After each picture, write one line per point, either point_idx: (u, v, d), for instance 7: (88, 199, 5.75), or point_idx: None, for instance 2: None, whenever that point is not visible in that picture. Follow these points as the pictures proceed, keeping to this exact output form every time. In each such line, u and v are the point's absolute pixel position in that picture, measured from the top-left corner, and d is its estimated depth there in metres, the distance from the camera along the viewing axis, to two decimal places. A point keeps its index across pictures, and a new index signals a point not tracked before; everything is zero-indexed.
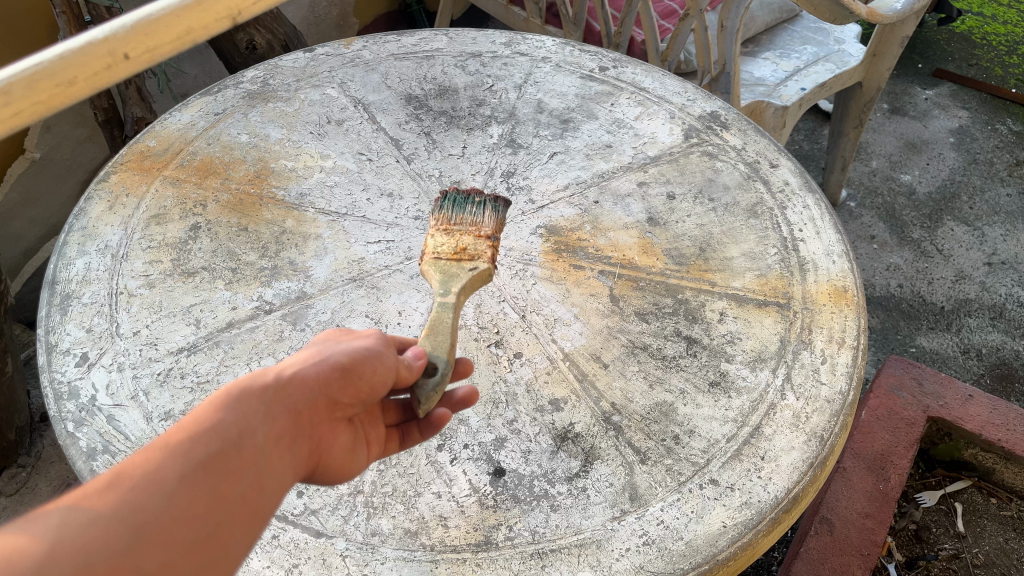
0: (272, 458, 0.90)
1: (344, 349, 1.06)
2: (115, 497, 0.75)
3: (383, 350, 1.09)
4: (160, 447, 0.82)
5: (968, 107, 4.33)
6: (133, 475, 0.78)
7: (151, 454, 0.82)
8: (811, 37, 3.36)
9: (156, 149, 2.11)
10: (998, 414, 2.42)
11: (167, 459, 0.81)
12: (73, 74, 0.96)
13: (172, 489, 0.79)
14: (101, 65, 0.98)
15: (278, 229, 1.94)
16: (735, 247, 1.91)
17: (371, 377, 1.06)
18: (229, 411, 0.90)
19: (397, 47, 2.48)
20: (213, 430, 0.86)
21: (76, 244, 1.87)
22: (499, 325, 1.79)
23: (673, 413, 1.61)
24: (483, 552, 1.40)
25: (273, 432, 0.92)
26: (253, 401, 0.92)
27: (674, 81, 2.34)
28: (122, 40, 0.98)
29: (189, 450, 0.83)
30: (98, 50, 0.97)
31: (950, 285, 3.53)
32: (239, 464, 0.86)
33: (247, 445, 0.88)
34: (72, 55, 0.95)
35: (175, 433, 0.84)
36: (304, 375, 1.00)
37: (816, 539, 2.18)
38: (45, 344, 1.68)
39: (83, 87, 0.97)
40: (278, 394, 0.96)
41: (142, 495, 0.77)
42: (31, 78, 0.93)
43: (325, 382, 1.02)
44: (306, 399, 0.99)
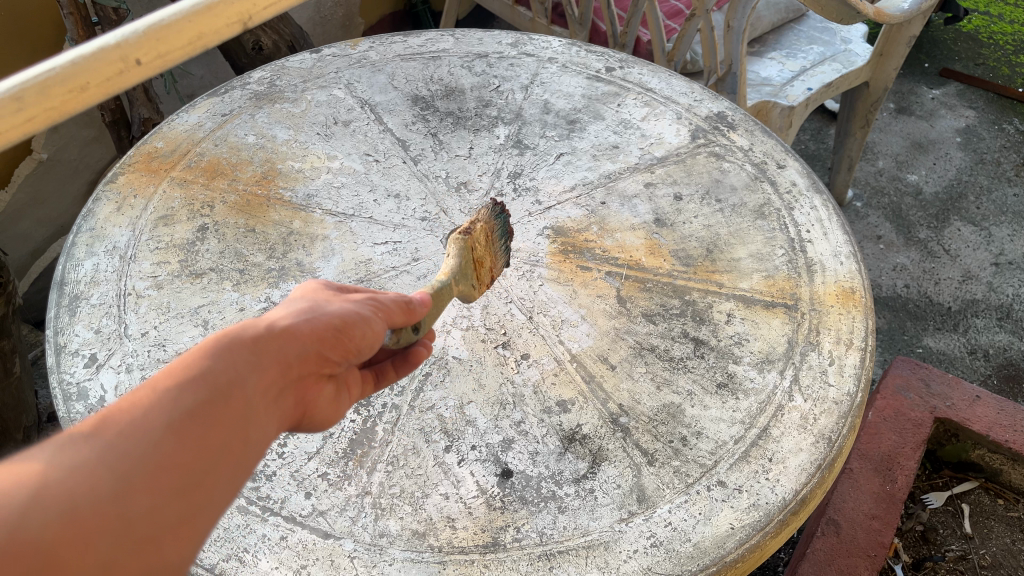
0: (260, 411, 0.89)
1: (336, 307, 1.04)
2: (98, 445, 0.75)
3: (369, 314, 1.08)
4: (148, 393, 0.81)
5: (975, 107, 4.31)
6: (117, 422, 0.78)
7: (137, 401, 0.80)
8: (817, 36, 3.36)
9: (164, 149, 2.11)
10: (1006, 415, 2.42)
11: (153, 406, 0.80)
12: (86, 79, 0.94)
13: (157, 438, 0.78)
14: (113, 71, 0.96)
15: (285, 230, 1.95)
16: (743, 248, 1.91)
17: (362, 337, 1.05)
18: (220, 359, 0.88)
19: (403, 47, 2.48)
20: (203, 379, 0.85)
21: (84, 245, 1.87)
22: (506, 326, 1.79)
23: (680, 414, 1.61)
24: (491, 554, 1.40)
25: (263, 385, 0.91)
26: (245, 352, 0.90)
27: (680, 82, 2.34)
28: (135, 46, 0.96)
29: (176, 399, 0.81)
30: (111, 56, 0.95)
31: (957, 286, 3.52)
32: (226, 414, 0.84)
33: (236, 396, 0.86)
34: (85, 62, 0.93)
35: (164, 379, 0.83)
36: (298, 327, 0.98)
37: (823, 541, 2.18)
38: (54, 345, 1.69)
39: (95, 94, 0.95)
40: (271, 346, 0.94)
41: (126, 442, 0.76)
42: (43, 83, 0.92)
43: (319, 336, 0.99)
44: (300, 352, 0.97)
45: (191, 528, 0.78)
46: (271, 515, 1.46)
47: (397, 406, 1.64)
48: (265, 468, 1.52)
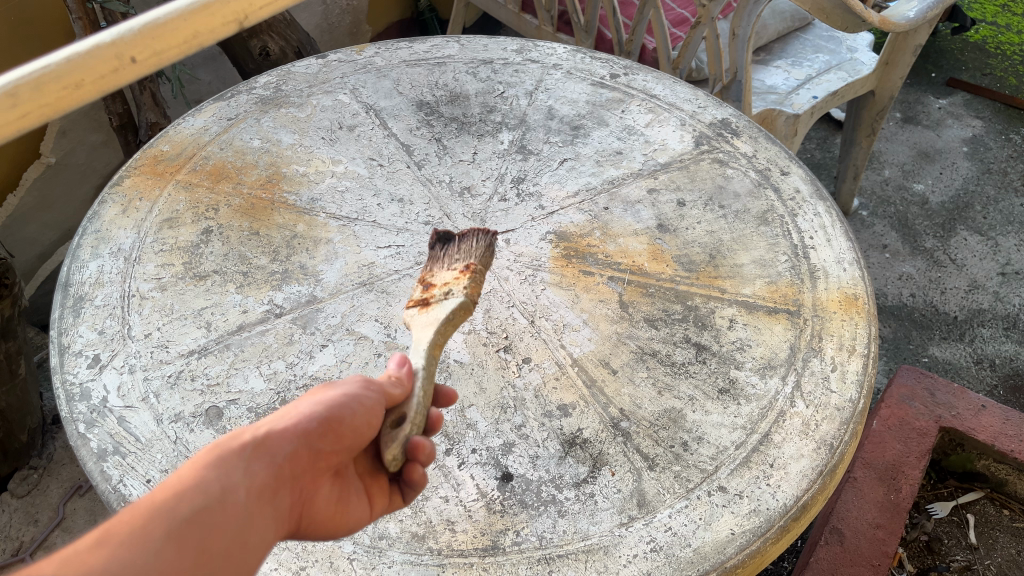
0: (256, 515, 0.87)
1: (320, 400, 1.01)
2: (102, 557, 0.71)
3: (359, 394, 1.05)
4: (146, 503, 0.78)
5: (982, 117, 4.31)
6: (117, 534, 0.74)
7: (134, 511, 0.77)
8: (823, 45, 3.36)
9: (169, 153, 2.13)
10: (1011, 425, 2.40)
11: (154, 515, 0.77)
12: (80, 76, 0.95)
13: (157, 548, 0.75)
14: (109, 68, 0.97)
15: (289, 233, 1.95)
16: (745, 254, 1.91)
17: (348, 426, 1.02)
18: (214, 467, 0.86)
19: (409, 53, 2.49)
20: (197, 487, 0.82)
21: (89, 247, 1.88)
22: (508, 330, 1.79)
23: (681, 420, 1.61)
24: (490, 557, 1.40)
25: (258, 487, 0.89)
26: (235, 457, 0.89)
27: (685, 89, 2.35)
28: (130, 44, 0.97)
29: (175, 506, 0.79)
30: (106, 53, 0.96)
31: (963, 295, 3.50)
32: (225, 520, 0.82)
33: (232, 502, 0.85)
34: (80, 58, 0.94)
35: (159, 490, 0.80)
36: (285, 427, 0.96)
37: (826, 550, 2.17)
38: (58, 346, 1.70)
39: (90, 91, 0.96)
40: (259, 449, 0.92)
41: (132, 554, 0.72)
42: (39, 80, 0.92)
43: (303, 433, 0.97)
44: (288, 450, 0.95)
45: None
46: None
47: None
48: None
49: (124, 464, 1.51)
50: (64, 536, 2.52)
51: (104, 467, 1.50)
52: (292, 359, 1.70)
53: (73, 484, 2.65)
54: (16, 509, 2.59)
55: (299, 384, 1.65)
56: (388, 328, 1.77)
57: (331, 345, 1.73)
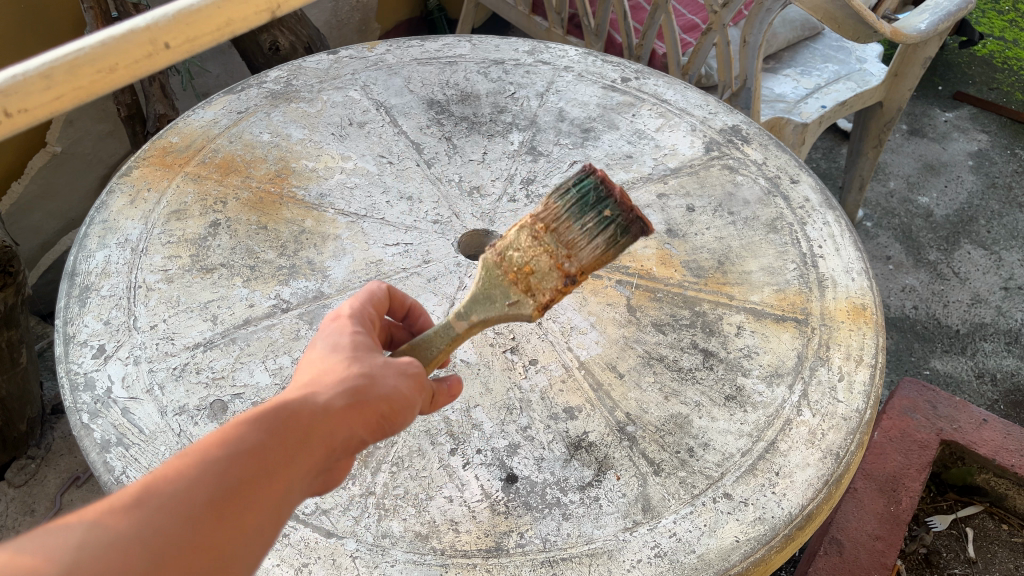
0: (295, 494, 0.90)
1: (381, 392, 1.02)
2: (141, 517, 0.75)
3: (413, 396, 1.07)
4: (194, 466, 0.82)
5: (988, 131, 4.31)
6: (158, 494, 0.78)
7: (181, 472, 0.81)
8: (832, 55, 3.37)
9: (178, 145, 2.12)
10: (1012, 440, 2.40)
11: (196, 482, 0.81)
12: (115, 60, 0.99)
13: (195, 516, 0.78)
14: (142, 53, 1.01)
15: (297, 229, 1.94)
16: (754, 261, 1.90)
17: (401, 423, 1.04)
18: (267, 437, 0.89)
19: (420, 52, 2.48)
20: (246, 457, 0.86)
21: (96, 237, 1.87)
22: (515, 332, 1.78)
23: (688, 425, 1.60)
24: (493, 558, 1.39)
25: (305, 468, 0.92)
26: (290, 432, 0.91)
27: (696, 94, 2.34)
28: (163, 30, 1.01)
29: (219, 476, 0.83)
30: (140, 38, 1.00)
31: (965, 309, 3.50)
32: (266, 497, 0.86)
33: (278, 478, 0.88)
34: (114, 44, 0.99)
35: (209, 451, 0.84)
36: (349, 405, 0.98)
37: (825, 560, 2.16)
38: (63, 335, 1.69)
39: (123, 74, 1.01)
40: (316, 427, 0.94)
41: (166, 520, 0.76)
42: (74, 62, 0.96)
43: (361, 419, 0.99)
44: (342, 436, 0.97)
45: None
46: None
47: None
48: None
49: (127, 456, 1.50)
50: None
51: (107, 458, 1.49)
52: (298, 354, 1.69)
53: (71, 474, 2.64)
54: (13, 498, 2.58)
55: None
56: None
57: None
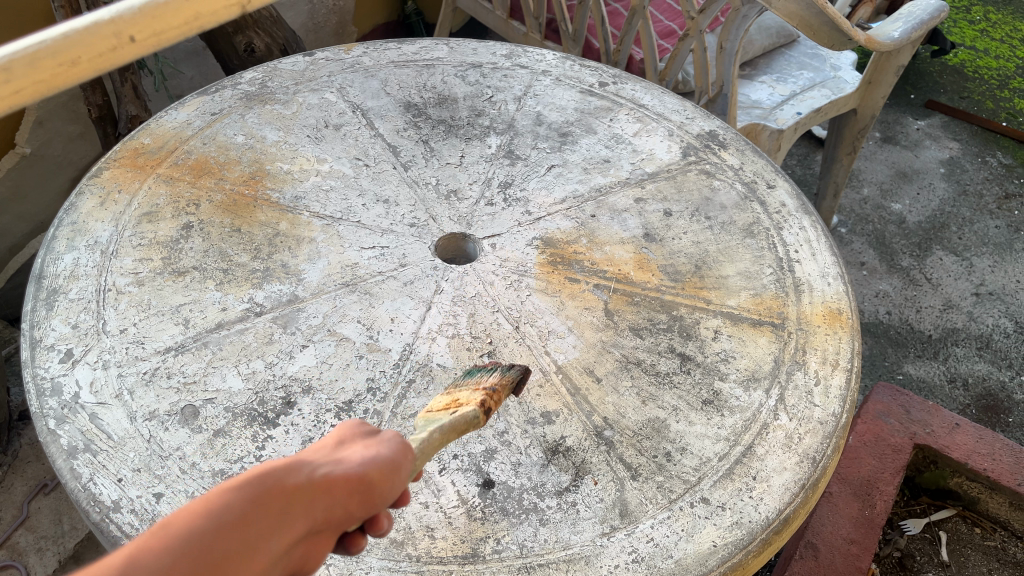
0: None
1: (373, 455, 0.87)
2: None
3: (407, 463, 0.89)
4: (177, 535, 0.69)
5: (959, 139, 4.37)
6: (137, 570, 0.65)
7: (162, 546, 0.68)
8: (808, 62, 3.39)
9: (150, 146, 2.08)
10: (984, 444, 2.43)
11: (179, 558, 0.68)
12: (78, 52, 0.86)
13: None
14: (105, 47, 0.88)
15: (271, 231, 1.92)
16: (731, 266, 1.91)
17: (389, 494, 0.87)
18: (253, 504, 0.76)
19: (397, 54, 2.47)
20: (231, 528, 0.73)
21: (65, 239, 1.83)
22: (492, 336, 1.76)
23: (665, 430, 1.59)
24: (470, 565, 1.38)
25: (289, 543, 0.77)
26: (277, 500, 0.77)
27: (673, 99, 2.35)
28: (129, 22, 0.89)
29: (203, 551, 0.70)
30: (103, 31, 0.87)
31: (938, 314, 3.54)
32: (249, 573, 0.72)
33: (261, 556, 0.74)
34: (78, 35, 0.85)
35: (193, 518, 0.71)
36: (337, 475, 0.83)
37: (800, 564, 2.16)
38: (30, 339, 1.65)
39: (86, 70, 0.87)
40: (303, 495, 0.80)
41: None
42: (35, 55, 0.83)
43: (349, 491, 0.83)
44: (327, 509, 0.81)
45: None
46: None
47: (378, 412, 1.60)
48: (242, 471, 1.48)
49: (94, 463, 1.47)
50: (28, 535, 2.46)
51: (75, 465, 1.46)
52: (271, 358, 1.67)
53: (39, 482, 2.58)
54: None
55: (279, 385, 1.62)
56: (371, 330, 1.75)
57: (312, 346, 1.70)
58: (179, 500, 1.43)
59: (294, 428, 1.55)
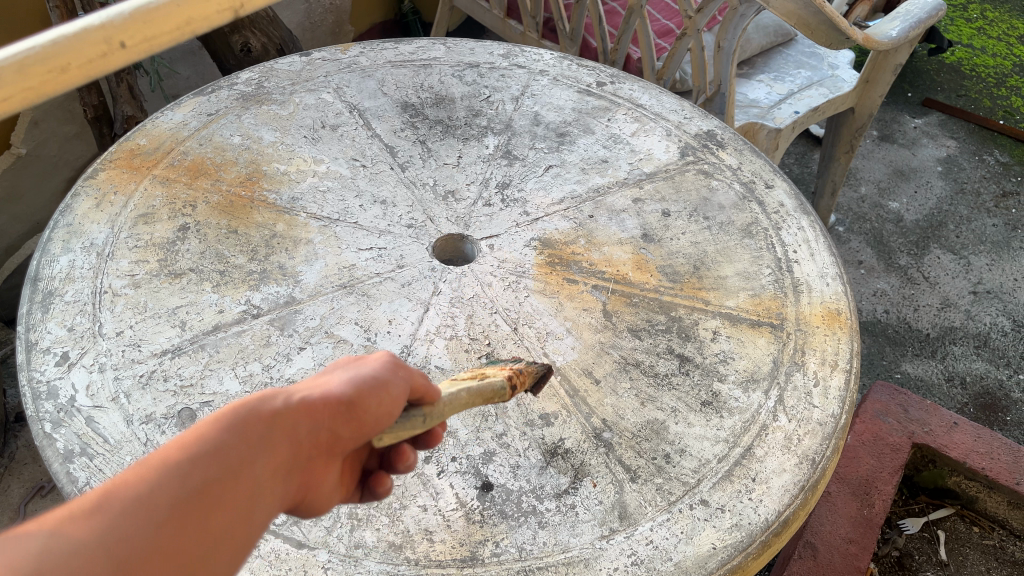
0: (270, 496, 0.78)
1: (355, 377, 0.89)
2: (97, 523, 0.65)
3: (394, 377, 0.91)
4: (156, 465, 0.72)
5: (956, 137, 4.37)
6: (119, 498, 0.68)
7: (141, 475, 0.70)
8: (805, 61, 3.39)
9: (146, 147, 2.07)
10: (982, 443, 2.43)
11: (161, 483, 0.70)
12: (67, 59, 0.80)
13: (158, 521, 0.68)
14: (96, 54, 0.82)
15: (268, 233, 1.91)
16: (729, 266, 1.90)
17: (379, 411, 0.88)
18: (234, 432, 0.78)
19: (394, 54, 2.46)
20: (212, 454, 0.75)
21: (60, 241, 1.82)
22: (490, 338, 1.76)
23: (664, 432, 1.59)
24: (468, 568, 1.37)
25: (276, 466, 0.79)
26: (258, 425, 0.80)
27: (671, 99, 2.34)
28: (120, 27, 0.83)
29: (185, 477, 0.72)
30: (93, 37, 0.82)
31: (935, 313, 3.54)
32: (236, 495, 0.74)
33: (247, 478, 0.76)
34: (66, 41, 0.80)
35: (172, 450, 0.74)
36: (315, 400, 0.84)
37: (799, 563, 2.16)
38: (25, 342, 1.64)
39: (76, 77, 0.81)
40: (286, 419, 0.82)
41: (127, 525, 0.66)
42: (22, 62, 0.78)
43: (331, 413, 0.85)
44: (312, 431, 0.83)
45: None
46: None
47: None
48: None
49: (91, 467, 1.46)
50: None
51: (71, 469, 1.45)
52: (268, 361, 1.66)
53: (35, 484, 2.57)
54: None
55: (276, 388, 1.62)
56: (368, 332, 1.75)
57: (309, 348, 1.69)
58: None
59: None
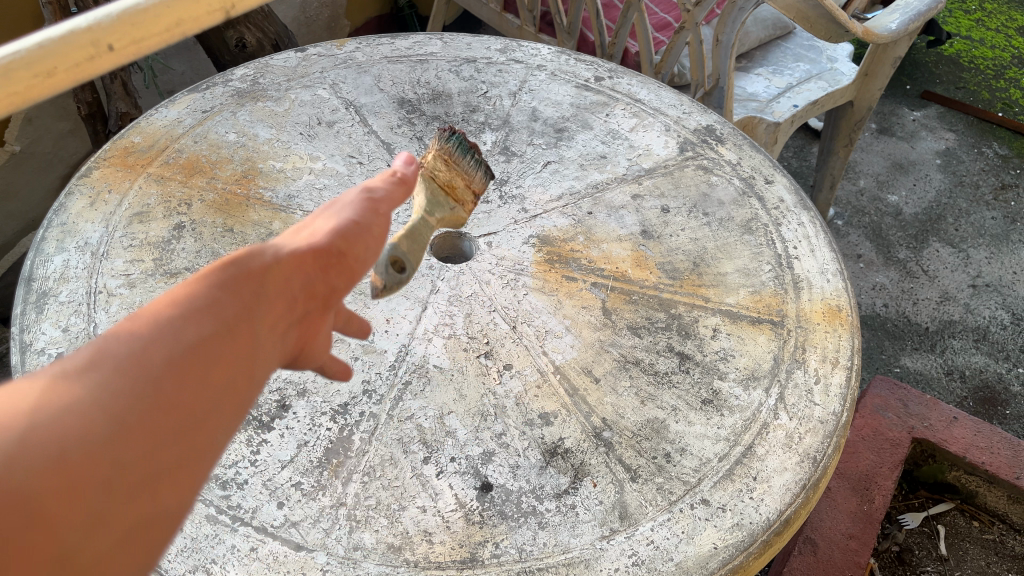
0: (267, 344, 0.85)
1: (330, 230, 0.99)
2: (98, 376, 0.68)
3: (367, 225, 1.03)
4: (150, 318, 0.76)
5: (955, 130, 4.36)
6: (115, 351, 0.71)
7: (137, 328, 0.74)
8: (804, 54, 3.37)
9: (141, 145, 2.05)
10: (982, 437, 2.42)
11: (158, 334, 0.74)
12: (53, 63, 0.87)
13: (155, 375, 0.71)
14: (84, 55, 0.89)
15: (264, 231, 1.90)
16: (729, 263, 1.89)
17: (355, 256, 1.00)
18: (223, 289, 0.83)
19: (391, 50, 2.44)
20: (206, 309, 0.80)
21: (54, 240, 1.81)
22: (489, 336, 1.75)
23: (664, 431, 1.58)
24: (468, 570, 1.36)
25: (269, 316, 0.86)
26: (248, 280, 0.86)
27: (669, 94, 2.32)
28: (107, 30, 0.91)
29: (181, 328, 0.76)
30: (81, 39, 0.89)
31: (935, 306, 3.53)
32: (234, 344, 0.80)
33: (243, 328, 0.82)
34: (54, 44, 0.87)
35: (164, 306, 0.78)
36: (302, 253, 0.95)
37: (800, 559, 2.15)
38: (19, 343, 1.62)
39: (65, 79, 0.88)
40: (271, 275, 0.89)
41: (128, 374, 0.70)
42: (10, 65, 0.84)
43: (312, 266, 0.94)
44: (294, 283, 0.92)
45: (193, 470, 0.71)
46: (241, 525, 1.40)
47: (375, 415, 1.58)
48: (237, 477, 1.46)
49: None
50: None
51: None
52: None
53: None
54: None
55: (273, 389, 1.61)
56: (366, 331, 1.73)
57: None
58: None
59: (289, 432, 1.54)
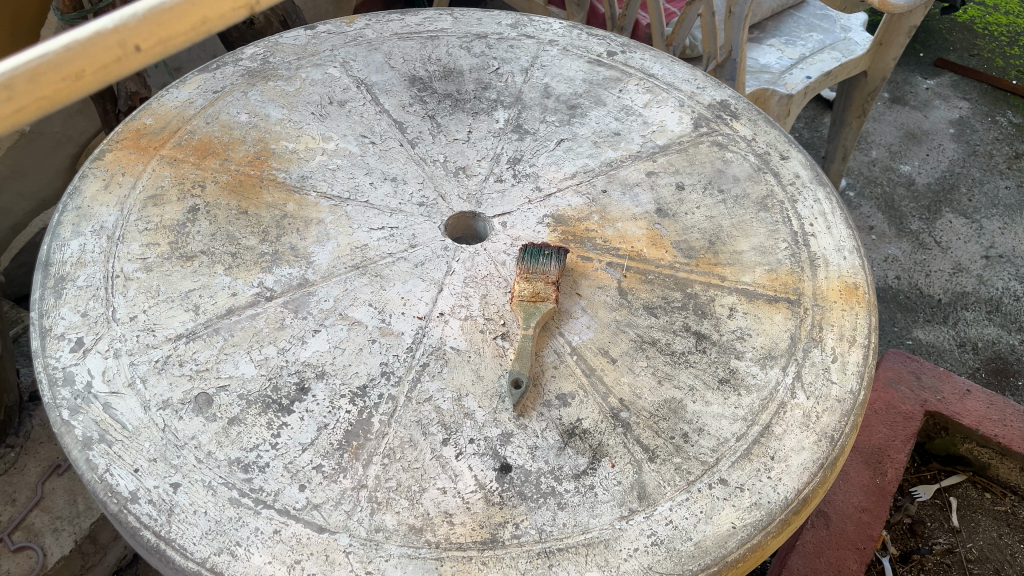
0: None
1: None
2: None
3: None
4: None
5: (969, 98, 4.31)
6: None
7: None
8: (817, 24, 3.32)
9: (153, 126, 2.04)
10: (995, 409, 2.43)
11: None
12: (82, 65, 0.96)
13: None
14: (111, 57, 0.98)
15: (278, 213, 1.89)
16: (746, 241, 1.88)
17: None
18: None
19: (401, 26, 2.41)
20: None
21: (70, 225, 1.80)
22: (506, 317, 1.74)
23: (682, 411, 1.58)
24: (489, 550, 1.37)
25: None
26: None
27: (683, 69, 2.30)
28: (134, 31, 0.98)
29: None
30: (108, 41, 0.97)
31: (947, 278, 3.52)
32: None
33: None
34: (80, 48, 0.95)
35: None
36: None
37: (813, 533, 2.17)
38: (39, 328, 1.63)
39: (92, 80, 0.97)
40: None
41: None
42: (41, 69, 0.93)
43: None
44: None
45: None
46: (264, 508, 1.41)
47: (394, 397, 1.59)
48: (258, 460, 1.48)
49: (110, 453, 1.46)
50: (43, 516, 2.47)
51: (90, 456, 1.46)
52: (284, 344, 1.66)
53: (52, 463, 2.57)
54: None
55: (291, 371, 1.61)
56: (382, 314, 1.74)
57: (324, 330, 1.69)
58: (195, 490, 1.43)
59: (309, 415, 1.55)
